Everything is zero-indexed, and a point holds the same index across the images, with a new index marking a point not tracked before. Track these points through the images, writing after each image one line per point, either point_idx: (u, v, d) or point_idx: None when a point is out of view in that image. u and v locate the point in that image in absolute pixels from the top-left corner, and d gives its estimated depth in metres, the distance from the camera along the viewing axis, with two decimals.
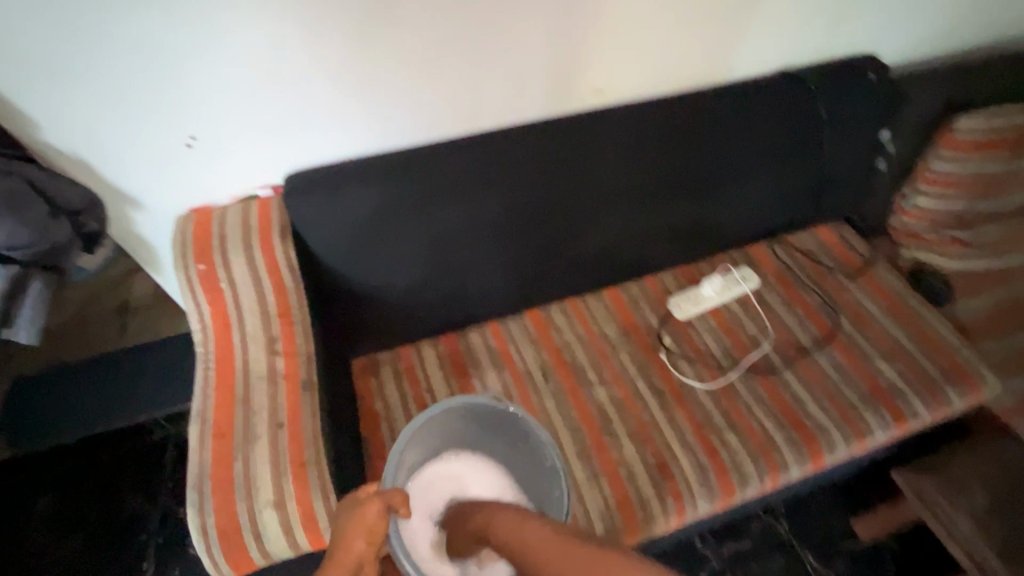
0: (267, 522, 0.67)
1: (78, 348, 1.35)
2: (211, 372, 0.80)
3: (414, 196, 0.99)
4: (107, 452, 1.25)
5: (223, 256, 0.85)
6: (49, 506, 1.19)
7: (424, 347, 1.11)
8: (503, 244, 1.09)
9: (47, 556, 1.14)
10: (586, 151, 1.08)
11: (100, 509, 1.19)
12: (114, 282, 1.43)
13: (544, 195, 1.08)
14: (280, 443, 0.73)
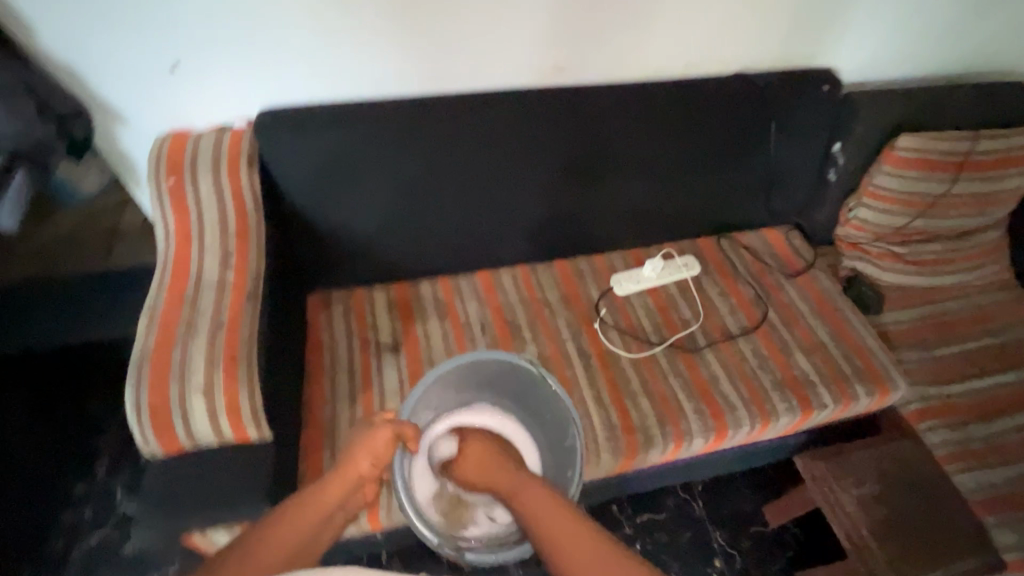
0: (195, 404, 0.79)
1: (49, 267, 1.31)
2: (167, 274, 0.92)
3: (377, 142, 1.08)
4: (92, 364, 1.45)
5: (192, 174, 0.98)
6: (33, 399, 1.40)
7: (376, 290, 1.21)
8: (459, 199, 1.18)
9: (26, 437, 1.35)
10: (548, 118, 1.15)
11: (76, 411, 1.39)
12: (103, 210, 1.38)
13: (501, 156, 1.15)
14: (217, 340, 0.85)
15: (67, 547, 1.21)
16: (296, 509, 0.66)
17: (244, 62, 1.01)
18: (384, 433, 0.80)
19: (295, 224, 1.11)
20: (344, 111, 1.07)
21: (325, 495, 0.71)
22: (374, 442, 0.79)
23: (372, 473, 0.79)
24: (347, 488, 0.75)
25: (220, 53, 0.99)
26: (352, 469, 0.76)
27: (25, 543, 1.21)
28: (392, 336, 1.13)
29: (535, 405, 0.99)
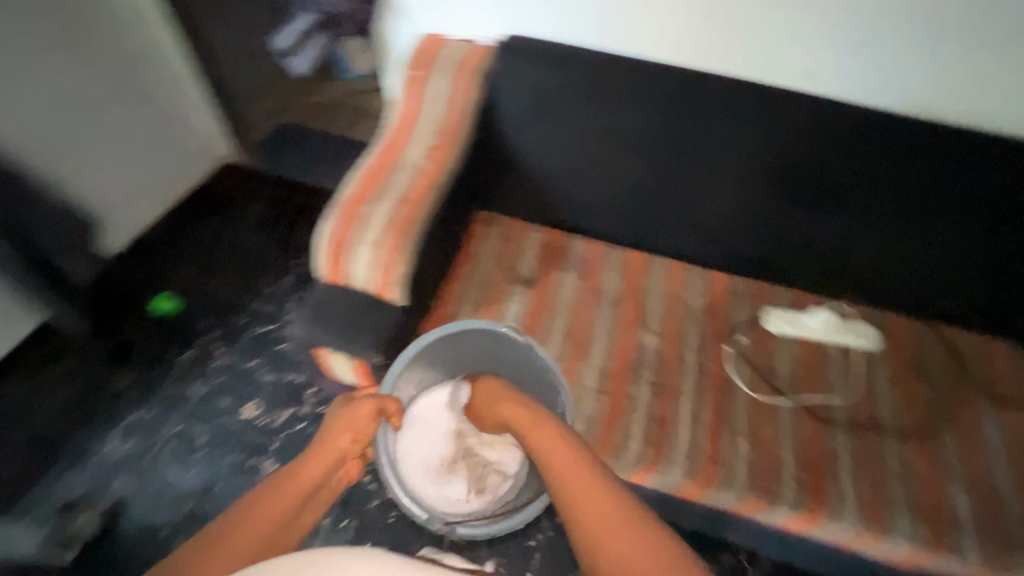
0: (361, 251, 0.96)
1: (298, 112, 2.02)
2: (382, 146, 1.09)
3: (591, 92, 1.12)
4: (299, 201, 1.84)
5: (433, 72, 1.13)
6: (257, 212, 1.81)
7: (533, 229, 1.27)
8: (643, 172, 1.17)
9: (244, 235, 1.76)
10: (769, 120, 1.08)
11: (283, 231, 1.77)
12: (360, 92, 2.08)
13: (702, 143, 1.12)
14: (396, 210, 1.00)
15: (247, 324, 1.57)
16: (272, 491, 0.65)
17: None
18: (365, 407, 0.87)
19: (491, 142, 1.20)
20: (575, 55, 1.13)
21: (305, 475, 0.72)
22: (358, 416, 0.86)
23: (353, 449, 0.84)
24: (324, 470, 0.75)
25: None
26: (333, 445, 0.80)
27: (222, 308, 1.60)
28: (529, 273, 1.20)
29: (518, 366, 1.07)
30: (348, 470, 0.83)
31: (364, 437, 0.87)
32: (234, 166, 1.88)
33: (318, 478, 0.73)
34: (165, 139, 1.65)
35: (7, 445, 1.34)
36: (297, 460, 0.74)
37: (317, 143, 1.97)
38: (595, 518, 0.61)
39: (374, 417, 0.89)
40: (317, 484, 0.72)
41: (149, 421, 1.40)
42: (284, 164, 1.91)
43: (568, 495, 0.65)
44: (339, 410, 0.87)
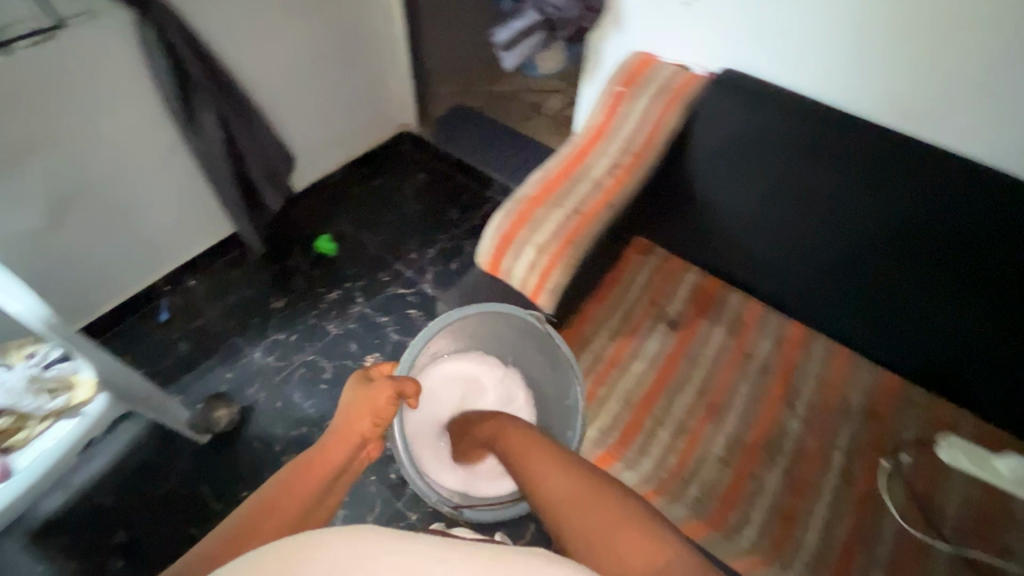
0: (526, 251, 0.98)
1: (476, 99, 2.14)
2: (568, 153, 1.09)
3: (800, 145, 1.02)
4: (457, 180, 1.96)
5: (638, 92, 1.11)
6: (419, 180, 1.95)
7: (690, 271, 1.21)
8: (832, 241, 1.06)
9: (403, 198, 1.90)
10: (1012, 225, 0.90)
11: (436, 203, 1.90)
12: (535, 90, 2.18)
13: (915, 230, 0.97)
14: (569, 219, 1.00)
15: (387, 282, 1.69)
16: (297, 479, 0.72)
17: (746, 19, 1.05)
18: (386, 390, 0.86)
19: (672, 172, 1.16)
20: (794, 102, 1.03)
21: (328, 458, 0.77)
22: (376, 401, 0.84)
23: (375, 429, 0.85)
24: (347, 453, 0.80)
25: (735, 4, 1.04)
26: (354, 429, 0.82)
27: (369, 260, 1.73)
28: (676, 314, 1.14)
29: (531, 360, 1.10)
30: (371, 449, 0.87)
31: (386, 418, 0.87)
32: (411, 134, 2.02)
33: (342, 461, 0.79)
34: (364, 98, 1.80)
35: (181, 328, 1.56)
36: (323, 441, 0.80)
37: (484, 127, 2.07)
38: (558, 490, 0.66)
39: (395, 399, 0.87)
40: (339, 469, 0.78)
41: (290, 344, 1.55)
42: (455, 142, 2.00)
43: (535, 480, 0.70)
44: (356, 394, 0.86)
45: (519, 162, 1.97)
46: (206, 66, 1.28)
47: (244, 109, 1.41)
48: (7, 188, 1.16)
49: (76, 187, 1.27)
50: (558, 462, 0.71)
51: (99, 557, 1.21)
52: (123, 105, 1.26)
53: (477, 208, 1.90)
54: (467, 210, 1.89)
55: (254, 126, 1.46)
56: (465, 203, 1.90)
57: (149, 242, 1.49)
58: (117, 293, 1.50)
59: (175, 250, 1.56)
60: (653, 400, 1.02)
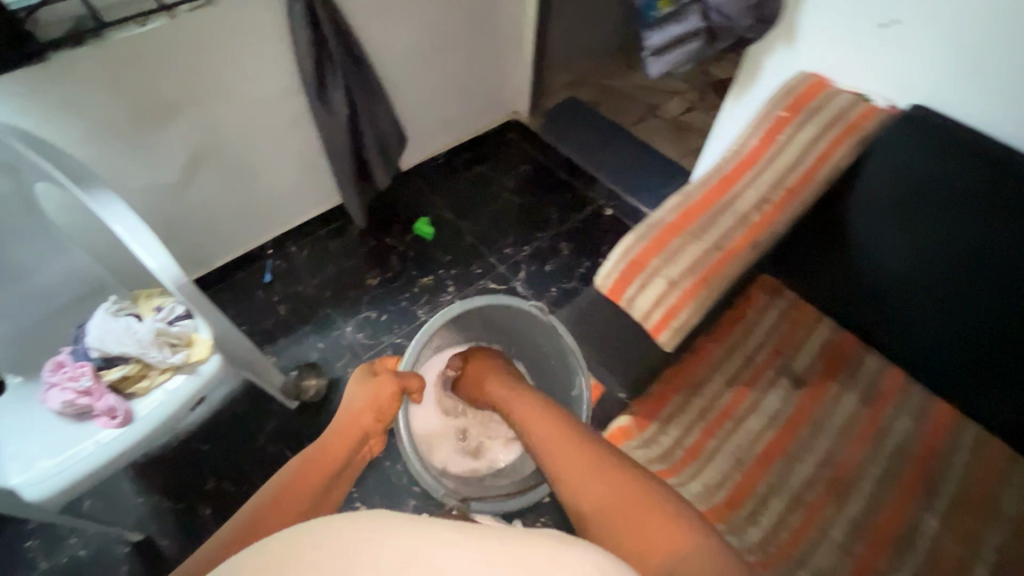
0: (654, 284, 0.90)
1: (591, 93, 2.05)
2: (712, 179, 1.00)
3: (993, 205, 0.86)
4: (563, 175, 1.87)
5: (803, 120, 0.98)
6: (522, 172, 1.90)
7: (823, 322, 1.09)
8: (1008, 322, 0.89)
9: (505, 189, 1.85)
10: None
11: (538, 198, 1.83)
12: (655, 90, 2.05)
13: None
14: (708, 255, 0.91)
15: (480, 275, 1.66)
16: (307, 467, 0.76)
17: (952, 54, 0.87)
18: (386, 388, 0.98)
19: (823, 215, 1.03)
20: (999, 152, 0.85)
21: (333, 450, 0.83)
22: (377, 398, 0.95)
23: (376, 425, 0.94)
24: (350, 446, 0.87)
25: (943, 34, 0.87)
26: (353, 422, 0.91)
27: (463, 248, 1.71)
28: (803, 371, 1.03)
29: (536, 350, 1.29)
30: (373, 445, 0.94)
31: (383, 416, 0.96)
32: (520, 123, 1.96)
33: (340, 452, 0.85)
34: (480, 81, 1.76)
35: (282, 291, 1.61)
36: (327, 434, 0.87)
37: (597, 123, 1.97)
38: (576, 471, 0.68)
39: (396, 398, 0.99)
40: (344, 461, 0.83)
41: (379, 323, 1.57)
42: (564, 136, 1.93)
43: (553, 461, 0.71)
44: (359, 393, 0.97)
45: (628, 165, 1.86)
46: (342, 40, 1.28)
47: (369, 85, 1.40)
48: (153, 144, 1.22)
49: (209, 147, 1.32)
50: (572, 442, 0.73)
51: (192, 501, 1.27)
52: (262, 73, 1.28)
53: (579, 208, 1.81)
54: (569, 209, 1.81)
55: (375, 104, 1.45)
56: (567, 201, 1.82)
57: (265, 206, 1.54)
58: (231, 250, 1.57)
59: (286, 215, 1.61)
60: (768, 463, 0.94)
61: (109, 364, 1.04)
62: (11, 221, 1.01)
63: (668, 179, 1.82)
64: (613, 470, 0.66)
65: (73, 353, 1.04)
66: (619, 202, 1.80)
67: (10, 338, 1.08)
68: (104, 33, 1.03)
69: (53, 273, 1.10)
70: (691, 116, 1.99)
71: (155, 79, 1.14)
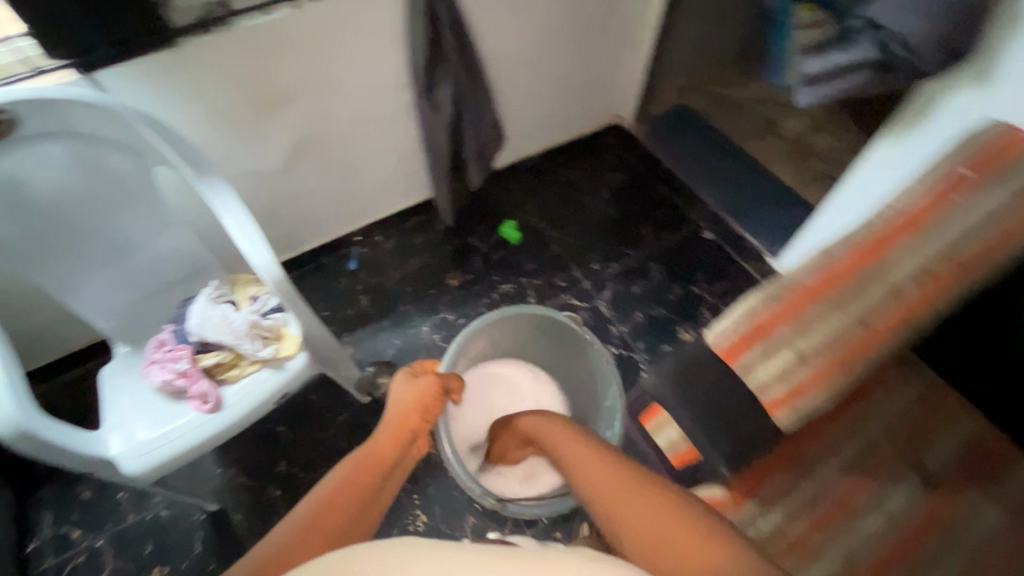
0: (780, 356, 0.81)
1: (703, 102, 1.89)
2: (864, 237, 0.86)
3: None
4: (663, 190, 1.75)
5: (990, 182, 0.83)
6: (620, 181, 1.79)
7: (969, 413, 0.94)
8: None
9: (599, 199, 1.76)
10: None
11: (634, 212, 1.73)
12: (776, 104, 1.87)
13: None
14: (851, 333, 0.80)
15: (563, 288, 1.60)
16: (354, 469, 0.75)
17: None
18: (431, 388, 1.03)
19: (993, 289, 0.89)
20: None
21: (382, 447, 0.85)
22: (423, 396, 1.01)
23: (421, 425, 0.97)
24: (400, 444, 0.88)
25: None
26: (406, 424, 0.94)
27: (548, 258, 1.65)
28: (938, 468, 0.90)
29: (565, 369, 1.37)
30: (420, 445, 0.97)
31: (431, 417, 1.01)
32: (622, 129, 1.85)
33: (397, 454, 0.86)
34: (587, 82, 1.65)
35: (364, 281, 1.62)
36: (378, 433, 0.89)
37: (706, 135, 1.82)
38: (613, 490, 0.60)
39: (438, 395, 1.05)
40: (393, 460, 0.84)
41: (457, 327, 1.54)
42: (669, 149, 1.80)
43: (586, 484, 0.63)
44: (405, 389, 1.02)
45: (737, 186, 1.71)
46: (458, 36, 1.22)
47: (478, 83, 1.34)
48: (263, 130, 1.23)
49: (315, 137, 1.32)
50: (604, 462, 0.65)
51: (264, 481, 1.32)
52: (374, 65, 1.25)
53: (677, 226, 1.69)
54: (666, 227, 1.69)
55: (479, 102, 1.39)
56: (665, 218, 1.71)
57: (359, 196, 1.54)
58: (322, 234, 1.59)
59: (377, 206, 1.61)
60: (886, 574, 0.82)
61: (205, 348, 1.07)
62: (132, 201, 1.04)
63: (779, 207, 1.66)
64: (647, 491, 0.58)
65: (174, 333, 1.08)
66: (722, 227, 1.65)
67: (124, 309, 1.14)
68: (229, 19, 1.02)
69: (164, 252, 1.14)
70: (815, 137, 1.79)
71: (273, 68, 1.14)
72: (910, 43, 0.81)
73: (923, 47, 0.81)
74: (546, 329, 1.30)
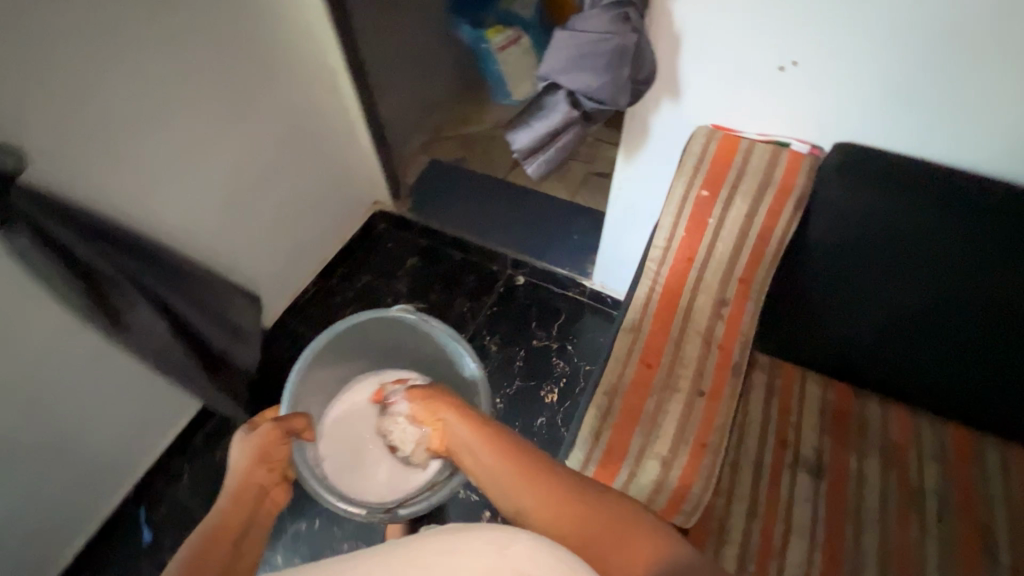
0: (646, 469, 0.72)
1: (452, 149, 1.79)
2: (655, 294, 0.81)
3: (950, 243, 0.74)
4: (459, 254, 1.64)
5: (729, 193, 0.82)
6: (413, 266, 1.63)
7: (811, 380, 0.97)
8: (998, 346, 0.81)
9: (401, 295, 1.58)
10: None
11: (441, 291, 1.58)
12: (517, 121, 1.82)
13: None
14: (693, 411, 0.74)
15: None
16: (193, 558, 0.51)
17: (918, 90, 0.71)
18: (273, 434, 0.71)
19: (869, 275, 0.82)
20: (943, 182, 0.73)
21: (219, 528, 0.57)
22: (263, 443, 0.69)
23: (274, 476, 0.68)
24: (249, 511, 0.61)
25: (923, 69, 0.69)
26: (249, 481, 0.64)
27: None
28: (816, 456, 0.91)
29: (432, 367, 1.19)
30: (278, 500, 0.68)
31: (282, 465, 0.70)
32: (387, 213, 1.67)
33: (241, 526, 0.58)
34: (323, 192, 1.44)
35: (175, 541, 1.25)
36: (214, 511, 0.59)
37: (469, 181, 1.73)
38: (511, 480, 0.65)
39: (285, 435, 0.73)
40: (243, 530, 0.58)
41: (315, 533, 1.24)
42: (441, 211, 1.67)
43: (497, 473, 0.67)
44: (243, 445, 0.69)
45: (523, 221, 1.66)
46: (121, 249, 0.90)
47: (189, 275, 1.05)
48: None
49: None
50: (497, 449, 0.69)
51: None
52: (25, 326, 0.91)
53: (488, 285, 1.59)
54: (478, 292, 1.58)
55: (200, 294, 1.09)
56: (474, 283, 1.59)
57: (107, 456, 1.16)
58: (82, 524, 1.18)
59: (141, 449, 1.23)
60: None
61: None
62: None
63: (567, 225, 1.64)
64: (543, 475, 0.65)
65: None
66: (529, 267, 1.58)
67: None
68: None
69: None
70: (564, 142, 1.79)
71: None
72: (597, 97, 0.77)
73: (613, 98, 0.78)
74: (388, 326, 1.14)
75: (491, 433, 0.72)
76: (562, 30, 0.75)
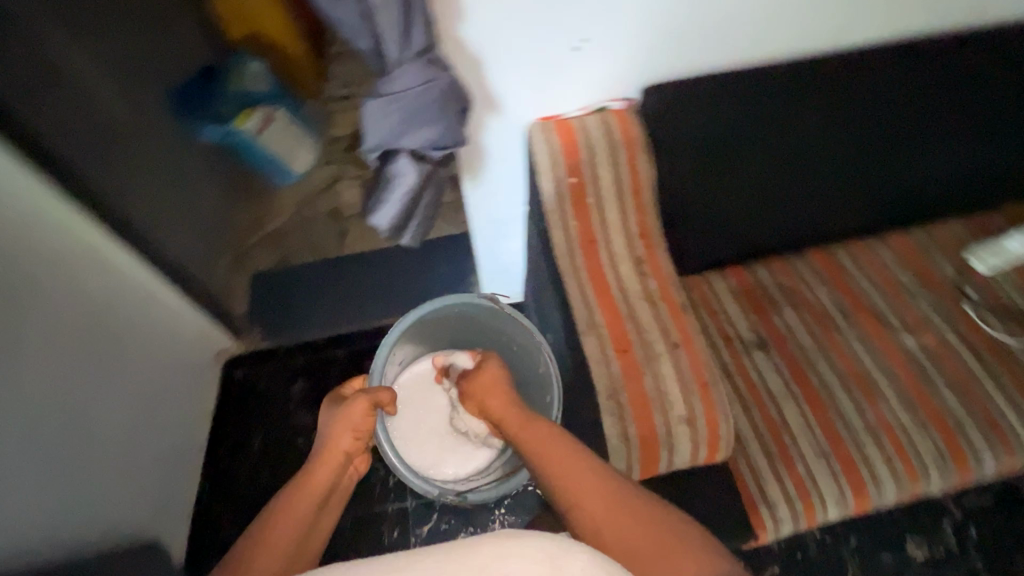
0: (680, 435, 0.76)
1: (267, 253, 1.58)
2: (588, 286, 0.84)
3: (727, 136, 0.91)
4: (341, 351, 1.46)
5: (592, 169, 0.86)
6: (302, 391, 1.42)
7: (714, 280, 1.09)
8: (789, 191, 1.02)
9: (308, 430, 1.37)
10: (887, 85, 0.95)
11: None
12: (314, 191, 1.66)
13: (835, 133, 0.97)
14: (681, 362, 0.79)
15: (402, 536, 1.21)
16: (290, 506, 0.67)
17: (680, 24, 0.82)
18: (361, 404, 0.80)
19: (705, 186, 0.94)
20: (713, 91, 0.88)
21: (310, 485, 0.71)
22: (353, 416, 0.79)
23: (357, 446, 0.79)
24: (335, 474, 0.74)
25: (680, 6, 0.80)
26: (335, 447, 0.76)
27: (357, 533, 1.20)
28: (754, 333, 1.04)
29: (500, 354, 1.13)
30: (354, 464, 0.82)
31: (366, 432, 0.81)
32: (240, 358, 1.43)
33: (328, 483, 0.73)
34: (157, 379, 1.16)
35: None
36: (305, 468, 0.74)
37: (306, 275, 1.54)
38: (558, 479, 0.68)
39: (372, 410, 0.81)
40: (329, 489, 0.73)
41: None
42: (297, 321, 1.48)
43: (545, 468, 0.70)
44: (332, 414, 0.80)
45: (384, 282, 1.54)
46: None
47: None
48: None
49: None
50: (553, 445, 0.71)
51: None
52: None
53: None
54: None
55: None
56: None
57: None
58: None
59: None
60: (834, 430, 0.95)
61: None
62: None
63: (428, 262, 1.57)
64: (590, 471, 0.67)
65: None
66: None
67: None
68: None
69: None
70: None
71: None
72: (442, 143, 0.74)
73: (456, 137, 0.75)
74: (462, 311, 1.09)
75: (541, 430, 0.74)
76: (375, 95, 0.70)
